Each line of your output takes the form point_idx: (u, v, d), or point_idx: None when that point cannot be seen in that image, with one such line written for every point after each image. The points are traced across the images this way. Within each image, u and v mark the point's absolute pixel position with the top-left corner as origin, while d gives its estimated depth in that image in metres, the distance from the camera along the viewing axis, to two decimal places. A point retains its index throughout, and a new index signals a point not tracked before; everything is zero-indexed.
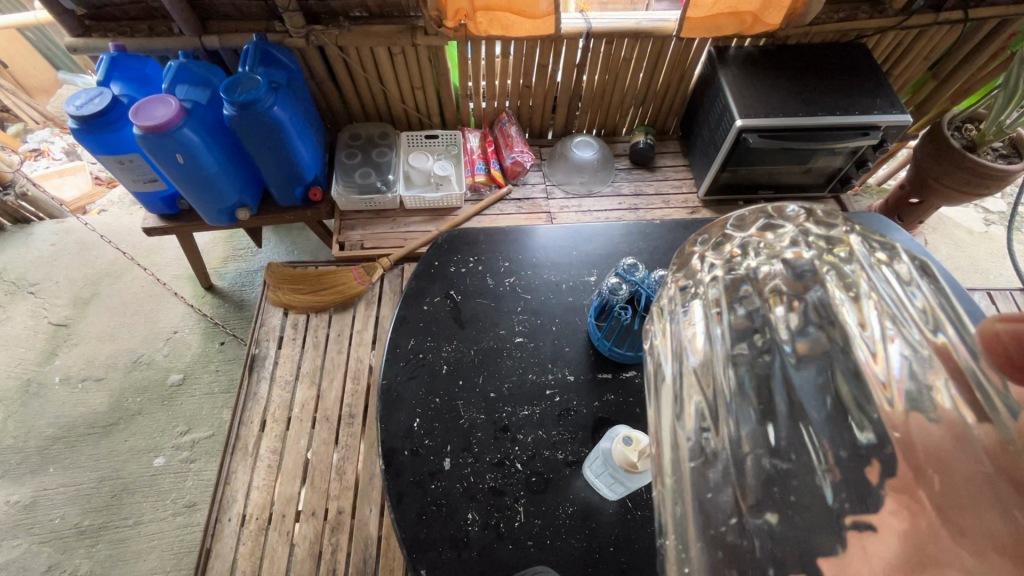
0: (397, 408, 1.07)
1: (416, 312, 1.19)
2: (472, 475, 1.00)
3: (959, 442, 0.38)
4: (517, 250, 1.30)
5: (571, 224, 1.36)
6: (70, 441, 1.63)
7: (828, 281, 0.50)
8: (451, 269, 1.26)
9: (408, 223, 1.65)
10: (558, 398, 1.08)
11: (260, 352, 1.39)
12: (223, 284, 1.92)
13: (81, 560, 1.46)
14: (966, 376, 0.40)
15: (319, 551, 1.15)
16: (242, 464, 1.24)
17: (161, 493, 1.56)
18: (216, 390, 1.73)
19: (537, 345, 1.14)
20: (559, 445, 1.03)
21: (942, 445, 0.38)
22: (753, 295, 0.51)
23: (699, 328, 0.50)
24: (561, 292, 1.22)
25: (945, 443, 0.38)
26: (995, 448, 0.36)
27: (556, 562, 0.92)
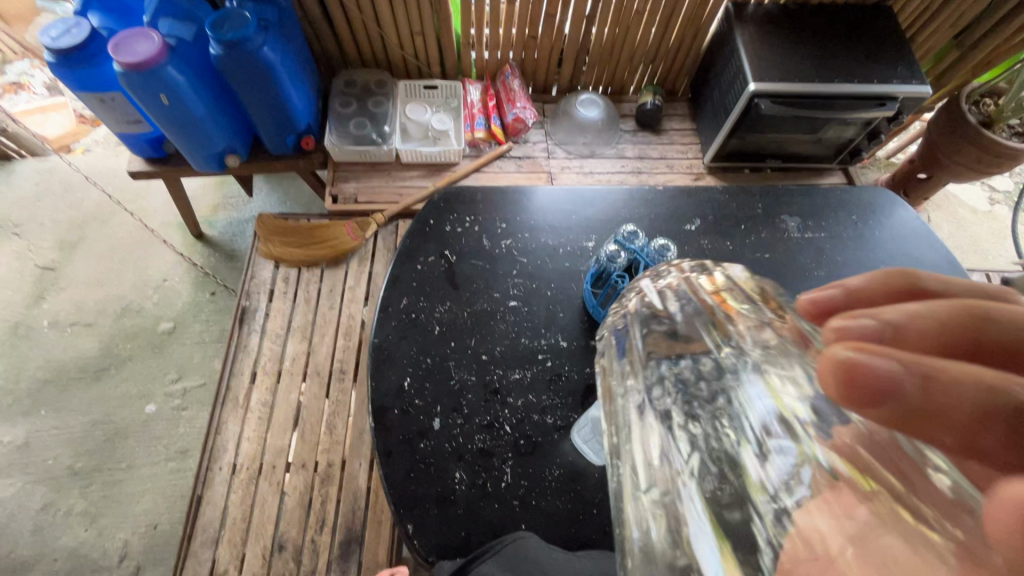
0: (387, 368, 1.06)
1: (409, 271, 1.17)
2: (461, 436, 1.00)
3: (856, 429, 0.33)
4: (514, 211, 1.26)
5: (573, 187, 1.32)
6: (62, 385, 1.63)
7: (719, 304, 0.51)
8: (446, 228, 1.23)
9: (404, 177, 1.60)
10: (549, 363, 1.08)
11: (250, 305, 1.37)
12: (213, 233, 1.88)
13: (76, 500, 1.49)
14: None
15: (308, 501, 1.18)
16: (233, 415, 1.25)
17: (153, 439, 1.57)
18: (207, 340, 1.72)
19: (530, 310, 1.13)
20: (548, 409, 1.03)
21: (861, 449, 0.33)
22: (660, 320, 0.52)
23: (625, 359, 0.51)
24: (557, 256, 1.20)
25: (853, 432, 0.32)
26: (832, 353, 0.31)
27: (541, 522, 0.94)
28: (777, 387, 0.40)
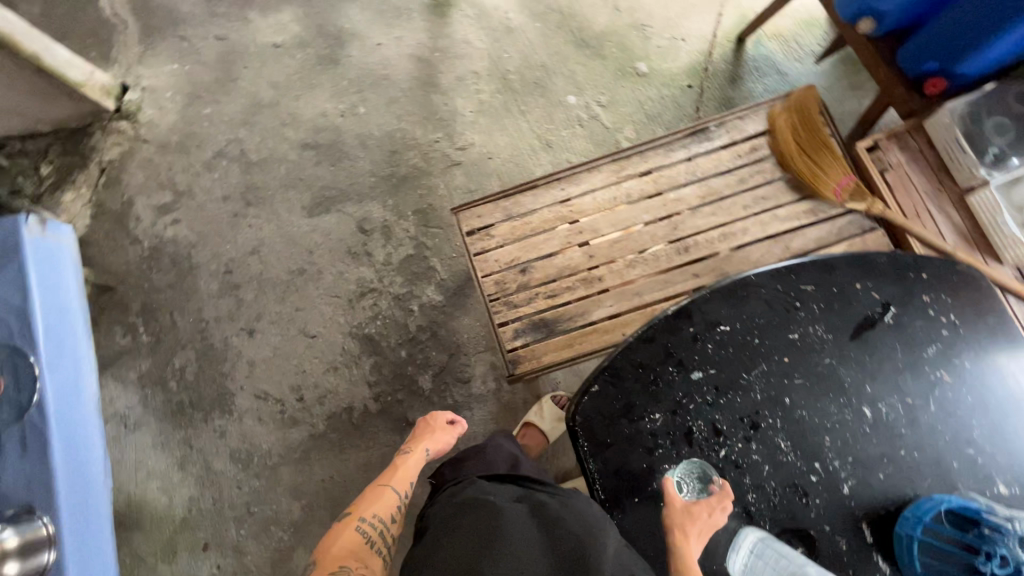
0: (728, 301, 0.97)
1: (846, 278, 0.97)
2: (693, 406, 0.93)
3: (691, 518, 0.86)
4: (993, 371, 0.93)
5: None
6: (562, 23, 1.84)
7: (692, 478, 0.92)
8: (925, 296, 0.96)
9: (943, 209, 1.23)
10: (811, 478, 0.90)
11: (710, 132, 1.31)
12: (750, 51, 1.76)
13: (487, 90, 1.80)
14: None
15: (562, 274, 1.26)
16: (606, 175, 1.31)
17: (550, 116, 1.77)
18: (645, 107, 1.75)
19: (866, 435, 0.91)
20: (759, 490, 0.90)
21: (695, 513, 0.86)
22: (695, 489, 0.92)
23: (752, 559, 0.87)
24: (958, 446, 0.90)
25: (688, 518, 0.86)
26: (683, 519, 0.86)
27: (640, 518, 0.90)
28: (689, 477, 0.92)
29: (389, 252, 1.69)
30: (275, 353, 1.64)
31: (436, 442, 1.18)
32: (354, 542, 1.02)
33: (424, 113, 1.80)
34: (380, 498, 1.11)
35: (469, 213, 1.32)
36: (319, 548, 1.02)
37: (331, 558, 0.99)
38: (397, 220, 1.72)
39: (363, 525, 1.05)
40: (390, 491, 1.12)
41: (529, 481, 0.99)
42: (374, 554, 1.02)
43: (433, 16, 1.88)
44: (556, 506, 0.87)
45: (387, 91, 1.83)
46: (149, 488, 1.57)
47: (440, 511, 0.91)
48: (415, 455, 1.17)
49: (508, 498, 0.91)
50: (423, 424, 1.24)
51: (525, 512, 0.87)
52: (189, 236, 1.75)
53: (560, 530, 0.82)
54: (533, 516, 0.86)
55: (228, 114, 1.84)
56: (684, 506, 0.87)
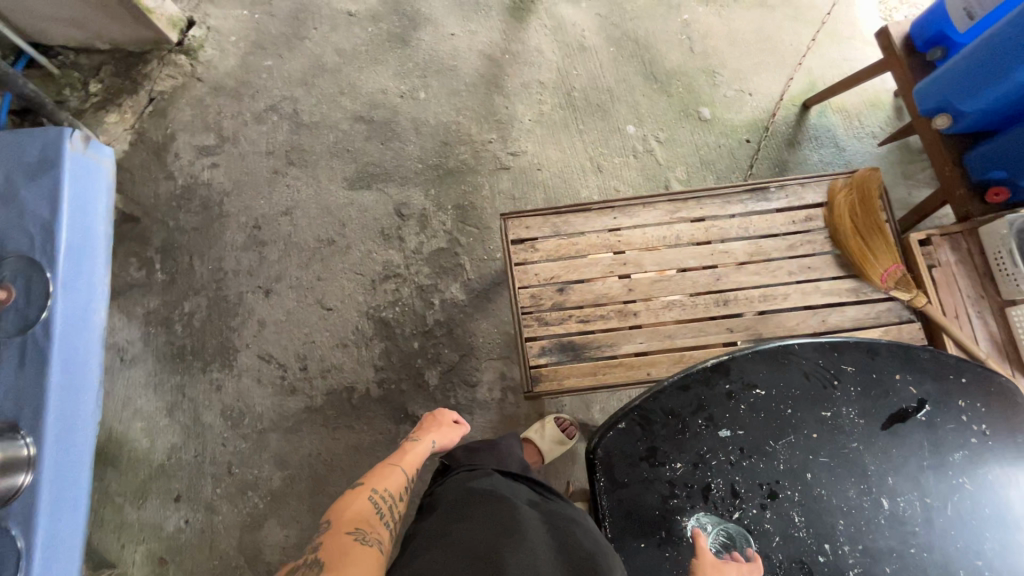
0: (768, 364, 0.97)
1: (886, 366, 0.97)
2: (716, 463, 0.93)
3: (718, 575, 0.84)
4: (1014, 487, 0.93)
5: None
6: (635, 53, 1.85)
7: (719, 535, 0.90)
8: (960, 400, 0.96)
9: (981, 315, 1.26)
10: (819, 558, 0.89)
11: (769, 192, 1.32)
12: (812, 119, 1.78)
13: (548, 103, 1.80)
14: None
15: (599, 302, 1.25)
16: (658, 213, 1.31)
17: (606, 141, 1.77)
18: (700, 152, 1.76)
19: (880, 526, 0.91)
20: (766, 560, 0.89)
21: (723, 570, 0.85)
22: (718, 541, 0.90)
23: None
24: (968, 555, 0.90)
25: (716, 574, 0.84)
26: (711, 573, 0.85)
27: (647, 564, 0.89)
28: (718, 532, 0.90)
29: (421, 241, 1.68)
30: (288, 318, 1.62)
31: (443, 436, 1.25)
32: (367, 509, 0.99)
33: (482, 112, 1.80)
34: (389, 474, 1.10)
35: (518, 222, 1.31)
36: (329, 512, 0.98)
37: (345, 520, 0.95)
38: (436, 211, 1.71)
39: (375, 495, 1.03)
40: (400, 471, 1.12)
41: (541, 489, 0.98)
42: (383, 525, 0.98)
43: (511, 19, 1.88)
44: (572, 521, 0.87)
45: (450, 82, 1.82)
46: (131, 426, 1.54)
47: (451, 494, 0.92)
48: (421, 444, 1.21)
49: (523, 501, 0.90)
50: (429, 419, 1.31)
51: (539, 519, 0.86)
52: (224, 183, 1.72)
53: (571, 544, 0.82)
54: (548, 525, 0.85)
55: (287, 70, 1.82)
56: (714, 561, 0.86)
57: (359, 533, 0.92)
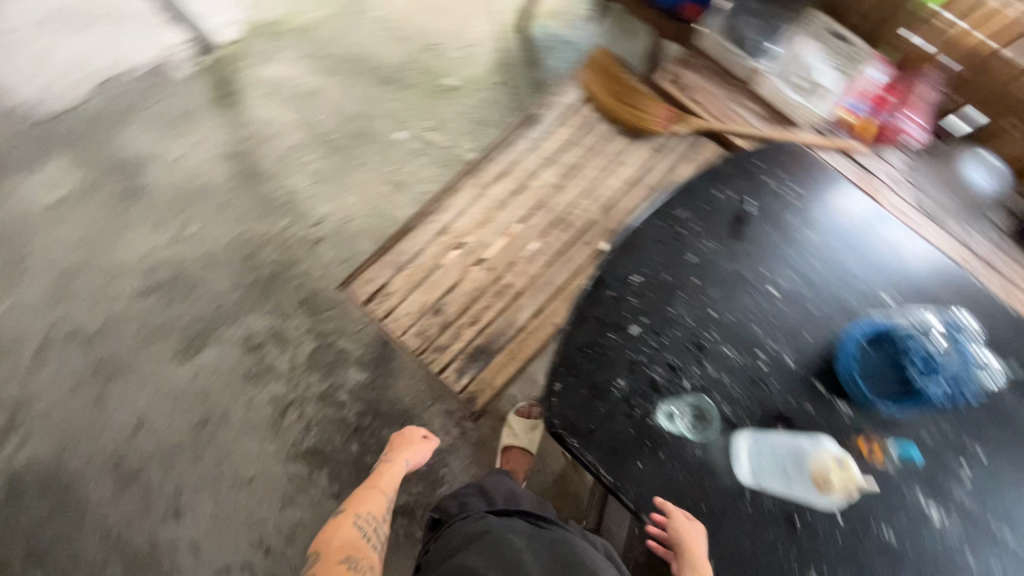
0: (628, 253, 1.05)
1: (706, 191, 1.10)
2: (645, 356, 0.99)
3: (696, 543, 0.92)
4: (839, 214, 1.10)
5: (922, 240, 1.09)
6: (358, 69, 1.83)
7: (686, 411, 0.97)
8: (767, 178, 1.12)
9: (741, 102, 1.43)
10: (762, 366, 1.00)
11: (540, 115, 1.40)
12: (534, 33, 1.90)
13: (315, 159, 1.74)
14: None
15: (475, 297, 1.26)
16: (470, 192, 1.33)
17: (388, 158, 1.75)
18: (470, 116, 1.80)
19: (783, 309, 1.03)
20: (730, 399, 0.97)
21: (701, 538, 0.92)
22: (685, 415, 0.97)
23: (744, 467, 0.94)
24: (847, 283, 1.05)
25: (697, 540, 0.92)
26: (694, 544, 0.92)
27: (652, 475, 0.94)
28: (680, 409, 0.97)
29: (291, 356, 1.56)
30: (217, 519, 1.44)
31: (415, 453, 1.28)
32: (354, 536, 1.05)
33: (260, 206, 1.69)
34: (371, 497, 1.16)
35: (360, 281, 1.26)
36: (318, 540, 1.03)
37: (334, 550, 1.01)
38: (284, 321, 1.59)
39: (359, 521, 1.09)
40: (379, 493, 1.18)
41: (540, 519, 0.97)
42: (370, 547, 1.05)
43: (225, 108, 1.77)
44: (578, 550, 0.88)
45: (210, 200, 1.68)
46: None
47: (448, 544, 0.90)
48: (395, 464, 1.26)
49: (523, 534, 0.90)
50: (398, 437, 1.33)
51: (540, 552, 0.86)
52: (49, 448, 1.46)
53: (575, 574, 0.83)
54: (552, 552, 0.86)
55: (33, 297, 1.56)
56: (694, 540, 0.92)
57: (350, 561, 0.99)
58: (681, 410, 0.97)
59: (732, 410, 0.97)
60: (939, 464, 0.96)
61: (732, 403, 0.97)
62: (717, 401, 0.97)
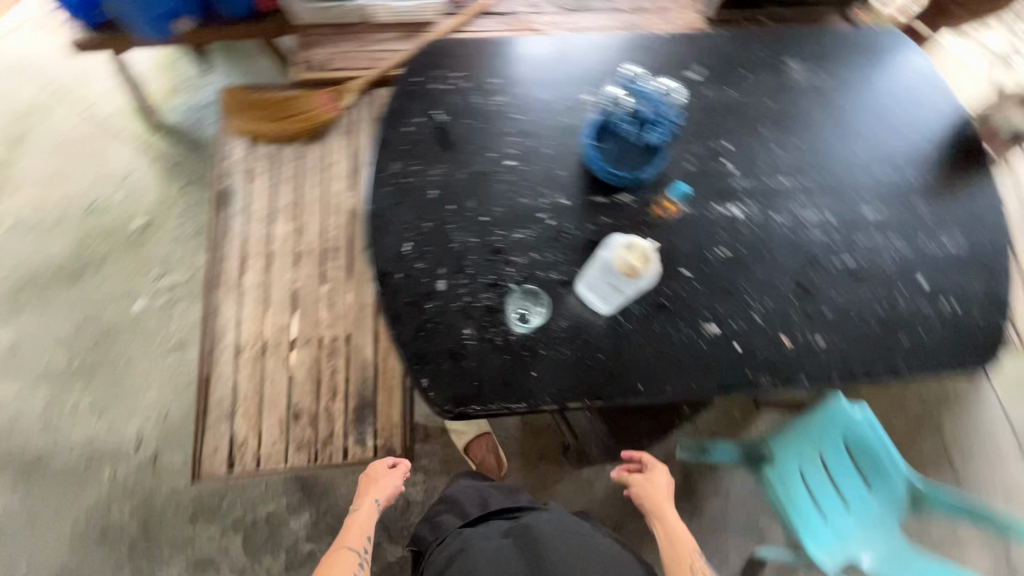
0: (384, 232, 1.03)
1: (399, 134, 1.10)
2: (467, 295, 1.00)
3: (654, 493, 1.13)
4: (506, 67, 1.17)
5: (580, 41, 1.22)
6: (41, 288, 1.58)
7: (530, 303, 1.01)
8: (433, 86, 1.15)
9: (378, 39, 1.46)
10: (550, 222, 1.06)
11: (229, 186, 1.30)
12: (172, 120, 1.73)
13: (79, 396, 1.50)
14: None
15: (317, 374, 1.19)
16: (230, 299, 1.22)
17: (147, 334, 1.55)
18: (185, 235, 1.64)
19: (529, 169, 1.09)
20: (551, 266, 1.03)
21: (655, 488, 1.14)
22: (532, 306, 1.01)
23: (596, 300, 1.02)
24: (553, 111, 1.14)
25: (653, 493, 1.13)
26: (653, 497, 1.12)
27: (549, 370, 0.98)
28: (523, 305, 1.01)
29: (230, 567, 1.40)
30: None
31: None
32: None
33: (68, 483, 1.44)
34: None
35: (207, 458, 1.13)
36: None
37: None
38: (193, 548, 1.41)
39: None
40: None
41: (513, 512, 1.02)
42: None
43: None
44: (546, 533, 0.91)
45: (14, 525, 1.40)
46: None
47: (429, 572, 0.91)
48: None
49: (496, 535, 0.93)
50: None
51: (512, 548, 0.89)
52: None
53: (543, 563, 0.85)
54: (522, 544, 0.90)
55: None
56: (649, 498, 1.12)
57: None
58: (522, 304, 1.01)
59: (558, 271, 1.03)
60: (707, 179, 1.12)
61: (554, 267, 1.03)
62: (543, 275, 1.03)
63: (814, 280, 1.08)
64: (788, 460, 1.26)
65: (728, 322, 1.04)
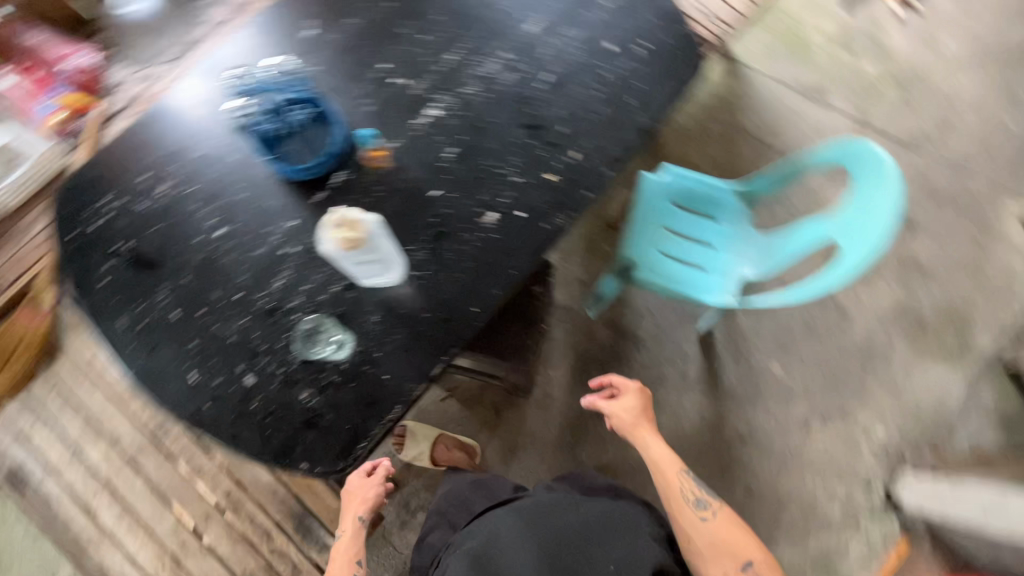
0: (162, 383, 0.95)
1: (100, 292, 1.00)
2: (278, 367, 0.95)
3: (632, 417, 1.26)
4: (146, 155, 1.07)
5: (208, 60, 1.16)
6: None
7: (335, 325, 0.98)
8: (96, 225, 1.04)
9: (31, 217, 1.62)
10: (294, 249, 1.01)
11: None
12: None
13: None
14: (672, 515, 1.14)
15: None
16: None
17: None
18: (43, 530, 1.46)
19: (239, 223, 1.02)
20: (326, 283, 1.00)
21: (634, 410, 1.27)
22: (337, 326, 0.98)
23: (382, 278, 1.00)
24: (218, 158, 1.06)
25: (635, 413, 1.27)
26: (637, 423, 1.26)
27: (395, 362, 0.97)
28: (329, 332, 0.97)
29: None
30: None
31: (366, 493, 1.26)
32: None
33: None
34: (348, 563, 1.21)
35: None
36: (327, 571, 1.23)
37: None
38: None
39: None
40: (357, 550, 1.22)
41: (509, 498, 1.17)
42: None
43: None
44: (547, 512, 1.05)
45: None
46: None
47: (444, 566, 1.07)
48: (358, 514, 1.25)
49: (498, 519, 1.07)
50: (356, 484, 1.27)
51: (515, 524, 1.04)
52: None
53: (552, 535, 1.00)
54: (523, 519, 1.04)
55: None
56: (638, 424, 1.26)
57: None
58: (326, 333, 0.97)
59: (336, 282, 1.00)
60: (390, 106, 1.10)
61: (329, 281, 1.00)
62: (327, 295, 0.99)
63: (535, 113, 1.11)
64: (644, 251, 1.35)
65: (499, 201, 1.05)
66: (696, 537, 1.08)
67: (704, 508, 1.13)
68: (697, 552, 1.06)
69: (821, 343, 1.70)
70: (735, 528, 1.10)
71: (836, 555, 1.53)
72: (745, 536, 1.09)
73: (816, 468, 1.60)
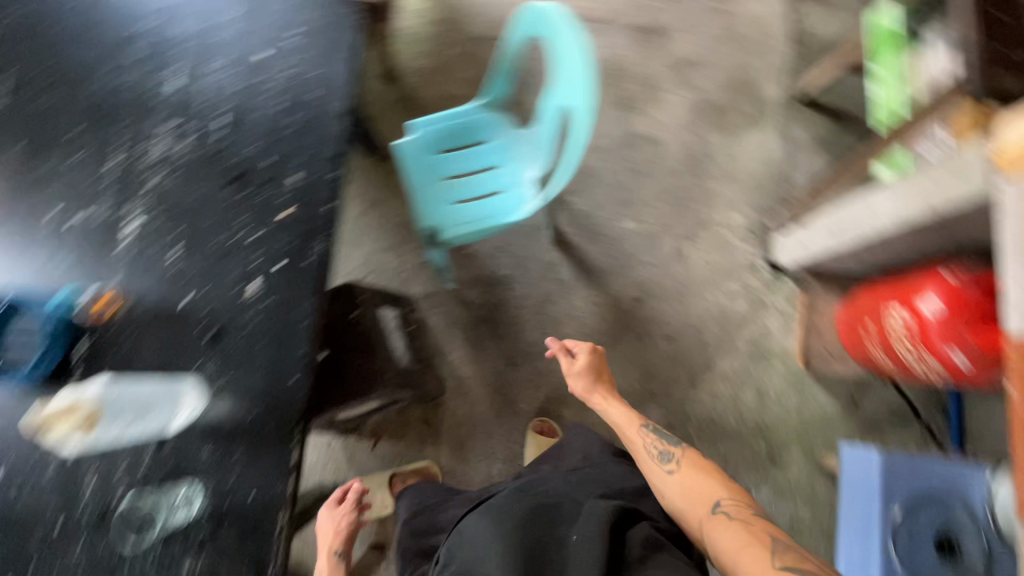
0: None
1: None
2: (143, 563, 0.87)
3: (591, 378, 1.33)
4: None
5: None
6: None
7: (172, 487, 0.90)
8: None
9: None
10: (84, 447, 0.91)
11: None
12: None
13: None
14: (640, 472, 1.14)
15: None
16: None
17: None
18: None
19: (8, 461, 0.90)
20: (139, 455, 0.91)
21: (591, 371, 1.33)
22: (175, 487, 0.90)
23: (185, 413, 0.91)
24: None
25: (592, 373, 1.33)
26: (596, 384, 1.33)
27: (252, 478, 0.91)
28: (170, 498, 0.89)
29: None
30: None
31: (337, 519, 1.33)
32: None
33: None
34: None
35: None
36: None
37: None
38: None
39: None
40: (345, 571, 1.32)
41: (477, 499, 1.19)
42: None
43: None
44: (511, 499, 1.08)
45: None
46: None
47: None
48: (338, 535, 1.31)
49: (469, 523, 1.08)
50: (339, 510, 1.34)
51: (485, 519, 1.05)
52: None
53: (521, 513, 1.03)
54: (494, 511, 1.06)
55: None
56: (597, 384, 1.32)
57: None
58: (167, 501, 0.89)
59: (146, 448, 0.92)
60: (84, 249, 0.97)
61: (140, 452, 0.91)
62: (146, 466, 0.91)
63: (232, 162, 1.01)
64: (439, 210, 1.32)
65: (253, 269, 0.97)
66: (666, 490, 1.06)
67: (669, 460, 1.10)
68: (668, 506, 1.05)
69: (651, 179, 1.77)
70: (698, 475, 1.05)
71: (764, 339, 1.64)
72: (710, 477, 1.04)
73: (709, 282, 1.69)
